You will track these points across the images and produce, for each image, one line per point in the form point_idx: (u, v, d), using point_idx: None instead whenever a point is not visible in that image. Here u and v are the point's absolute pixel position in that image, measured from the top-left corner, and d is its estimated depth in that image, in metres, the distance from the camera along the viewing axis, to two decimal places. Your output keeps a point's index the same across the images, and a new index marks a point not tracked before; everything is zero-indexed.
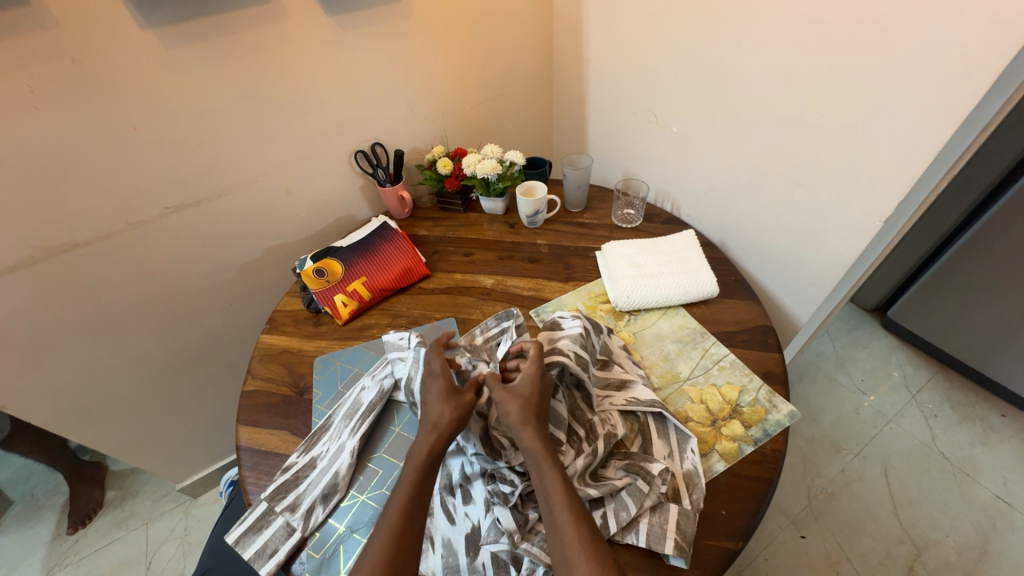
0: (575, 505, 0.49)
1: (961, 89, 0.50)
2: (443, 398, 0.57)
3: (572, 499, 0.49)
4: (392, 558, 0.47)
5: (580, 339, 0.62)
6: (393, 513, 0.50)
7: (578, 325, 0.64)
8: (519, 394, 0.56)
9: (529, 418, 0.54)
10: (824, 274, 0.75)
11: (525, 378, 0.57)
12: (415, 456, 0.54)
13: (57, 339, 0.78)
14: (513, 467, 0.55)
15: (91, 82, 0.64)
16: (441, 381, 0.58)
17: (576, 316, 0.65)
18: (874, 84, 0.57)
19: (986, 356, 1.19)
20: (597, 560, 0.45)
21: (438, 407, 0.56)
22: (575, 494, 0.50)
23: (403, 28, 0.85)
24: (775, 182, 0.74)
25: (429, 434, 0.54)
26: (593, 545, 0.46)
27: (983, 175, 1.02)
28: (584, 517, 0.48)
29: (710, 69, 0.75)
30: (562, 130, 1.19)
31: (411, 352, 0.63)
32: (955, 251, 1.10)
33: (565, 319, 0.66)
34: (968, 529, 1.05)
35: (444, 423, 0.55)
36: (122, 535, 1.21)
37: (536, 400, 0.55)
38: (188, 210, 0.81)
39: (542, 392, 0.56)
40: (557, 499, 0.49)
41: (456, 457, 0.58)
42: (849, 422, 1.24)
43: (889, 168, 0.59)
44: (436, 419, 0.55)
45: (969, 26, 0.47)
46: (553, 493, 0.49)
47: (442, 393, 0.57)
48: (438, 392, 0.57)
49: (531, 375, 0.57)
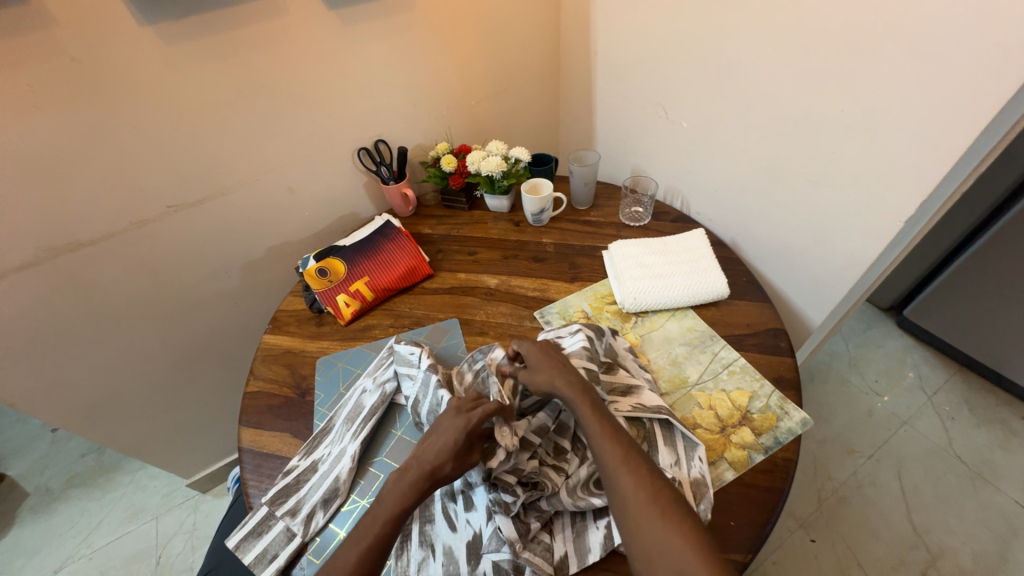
0: (609, 429, 0.52)
1: (991, 82, 0.47)
2: (437, 450, 0.52)
3: (605, 424, 0.53)
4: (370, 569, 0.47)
5: (586, 352, 0.62)
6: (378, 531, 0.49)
7: (580, 339, 0.63)
8: (538, 364, 0.59)
9: (552, 377, 0.57)
10: (841, 275, 0.72)
11: (530, 349, 0.61)
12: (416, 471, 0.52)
13: (65, 339, 0.79)
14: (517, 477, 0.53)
15: (92, 79, 0.63)
16: (457, 427, 0.53)
17: (574, 330, 0.65)
18: (897, 78, 0.54)
19: (1008, 358, 1.16)
20: (636, 471, 0.49)
21: (438, 453, 0.52)
22: (608, 423, 0.53)
23: (405, 21, 0.83)
24: (790, 179, 0.72)
25: (422, 477, 0.51)
26: (632, 456, 0.50)
27: (1009, 170, 0.98)
28: (616, 437, 0.52)
29: (721, 61, 0.72)
30: (568, 123, 1.16)
31: (421, 373, 0.62)
32: (975, 250, 1.07)
33: (564, 337, 0.66)
34: (984, 536, 1.02)
35: (444, 473, 0.52)
36: (132, 529, 1.23)
37: (550, 360, 0.59)
38: (191, 209, 0.80)
39: (555, 353, 0.61)
40: (592, 427, 0.53)
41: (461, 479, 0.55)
42: (863, 424, 1.21)
43: (913, 164, 0.56)
44: (435, 465, 0.52)
45: (1007, 14, 0.44)
46: (589, 424, 0.53)
47: (455, 445, 0.52)
48: (444, 442, 0.52)
49: (540, 350, 0.61)
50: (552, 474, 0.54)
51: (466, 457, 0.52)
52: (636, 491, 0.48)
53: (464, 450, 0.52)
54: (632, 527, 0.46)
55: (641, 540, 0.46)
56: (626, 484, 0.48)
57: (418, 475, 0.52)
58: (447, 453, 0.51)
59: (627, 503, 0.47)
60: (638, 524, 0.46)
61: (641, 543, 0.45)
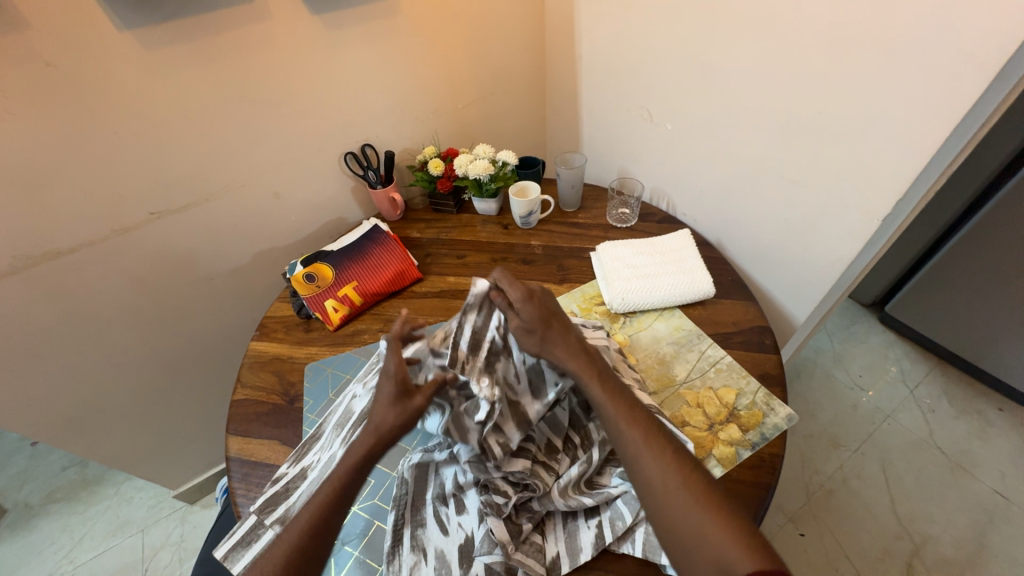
0: (627, 409, 0.52)
1: (958, 85, 0.49)
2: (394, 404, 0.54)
3: (621, 404, 0.52)
4: (315, 521, 0.48)
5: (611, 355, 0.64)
6: (326, 489, 0.50)
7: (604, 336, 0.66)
8: (530, 327, 0.57)
9: (545, 342, 0.56)
10: (821, 273, 0.74)
11: (523, 306, 0.58)
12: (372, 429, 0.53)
13: (45, 349, 0.77)
14: (506, 477, 0.54)
15: (71, 84, 0.62)
16: (388, 381, 0.55)
17: (597, 326, 0.68)
18: (871, 81, 0.56)
19: (985, 351, 1.19)
20: (663, 459, 0.48)
21: (382, 403, 0.54)
22: (624, 401, 0.53)
23: (390, 26, 0.83)
24: (771, 180, 0.73)
25: (369, 436, 0.53)
26: (657, 438, 0.49)
27: (982, 169, 1.01)
28: (636, 416, 0.51)
29: (702, 65, 0.74)
30: (554, 126, 1.17)
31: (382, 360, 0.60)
32: (951, 247, 1.10)
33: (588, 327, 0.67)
34: (965, 524, 1.05)
35: (387, 425, 0.53)
36: (116, 544, 1.20)
37: (541, 321, 0.57)
38: (174, 215, 0.79)
39: (547, 314, 0.59)
40: (608, 409, 0.52)
41: (432, 416, 0.57)
42: (848, 418, 1.24)
43: (888, 163, 0.58)
44: (380, 420, 0.53)
45: (972, 19, 0.46)
46: (604, 407, 0.52)
47: (390, 395, 0.54)
48: (387, 393, 0.55)
49: (531, 308, 0.58)
50: (544, 473, 0.55)
51: (405, 403, 0.54)
52: (666, 474, 0.47)
53: (401, 395, 0.54)
54: (669, 512, 0.45)
55: (682, 531, 0.44)
56: (651, 468, 0.47)
57: (364, 433, 0.53)
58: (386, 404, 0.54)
59: (654, 488, 0.47)
60: (666, 510, 0.45)
61: (674, 528, 0.44)
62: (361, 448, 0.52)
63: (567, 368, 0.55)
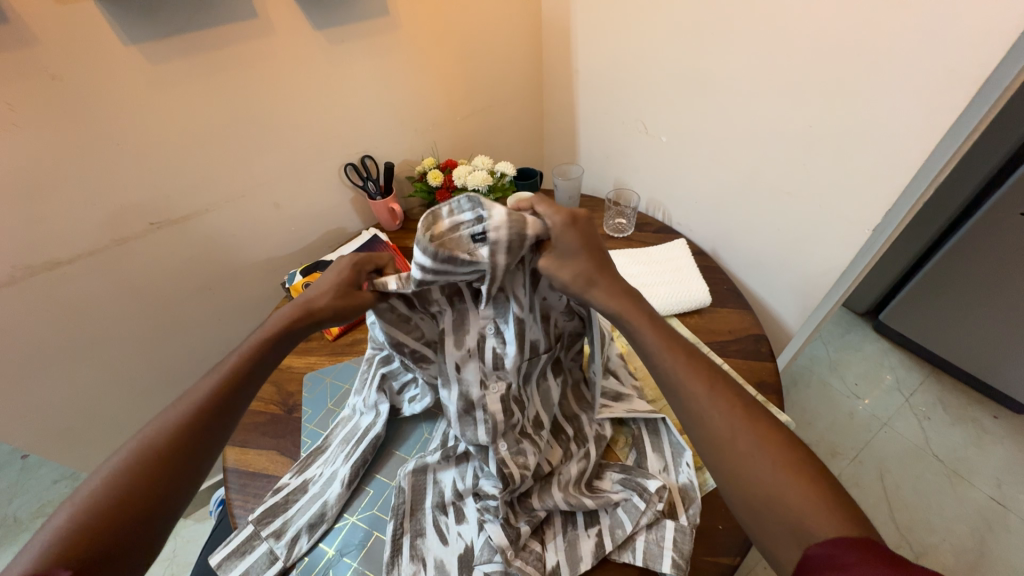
0: (684, 354, 0.46)
1: (944, 98, 0.51)
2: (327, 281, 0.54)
3: (677, 346, 0.47)
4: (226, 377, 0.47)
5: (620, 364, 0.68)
6: (242, 349, 0.49)
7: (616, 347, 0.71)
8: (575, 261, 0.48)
9: (592, 277, 0.48)
10: (815, 281, 0.75)
11: (565, 235, 0.47)
12: (285, 313, 0.53)
13: (43, 361, 0.76)
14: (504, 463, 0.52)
15: (77, 98, 0.63)
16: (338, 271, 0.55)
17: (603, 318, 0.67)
18: (859, 93, 0.58)
19: (978, 359, 1.20)
20: (732, 414, 0.42)
21: (324, 289, 0.54)
22: (677, 345, 0.47)
23: (391, 41, 0.85)
24: (764, 190, 0.75)
25: (297, 309, 0.53)
26: (724, 392, 0.44)
27: (969, 180, 1.03)
28: (693, 363, 0.46)
29: (697, 79, 0.75)
30: (551, 138, 1.19)
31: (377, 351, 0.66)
32: (942, 256, 1.12)
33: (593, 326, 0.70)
34: (964, 533, 1.05)
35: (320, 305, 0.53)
36: None
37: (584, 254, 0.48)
38: (175, 225, 0.80)
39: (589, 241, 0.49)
40: (655, 347, 0.47)
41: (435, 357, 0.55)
42: (845, 425, 1.24)
43: (877, 173, 0.60)
44: (315, 300, 0.53)
45: (956, 36, 0.48)
46: (660, 355, 0.46)
47: (337, 283, 0.54)
48: (330, 280, 0.54)
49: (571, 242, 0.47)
50: (529, 448, 0.54)
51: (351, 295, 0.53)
52: (736, 427, 0.41)
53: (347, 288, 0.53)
54: (733, 466, 0.41)
55: (756, 491, 0.39)
56: (716, 424, 0.42)
57: (296, 305, 0.53)
58: (328, 288, 0.53)
59: (721, 447, 0.41)
60: (729, 459, 0.41)
61: (744, 485, 0.40)
62: (280, 320, 0.52)
63: (608, 309, 0.48)
